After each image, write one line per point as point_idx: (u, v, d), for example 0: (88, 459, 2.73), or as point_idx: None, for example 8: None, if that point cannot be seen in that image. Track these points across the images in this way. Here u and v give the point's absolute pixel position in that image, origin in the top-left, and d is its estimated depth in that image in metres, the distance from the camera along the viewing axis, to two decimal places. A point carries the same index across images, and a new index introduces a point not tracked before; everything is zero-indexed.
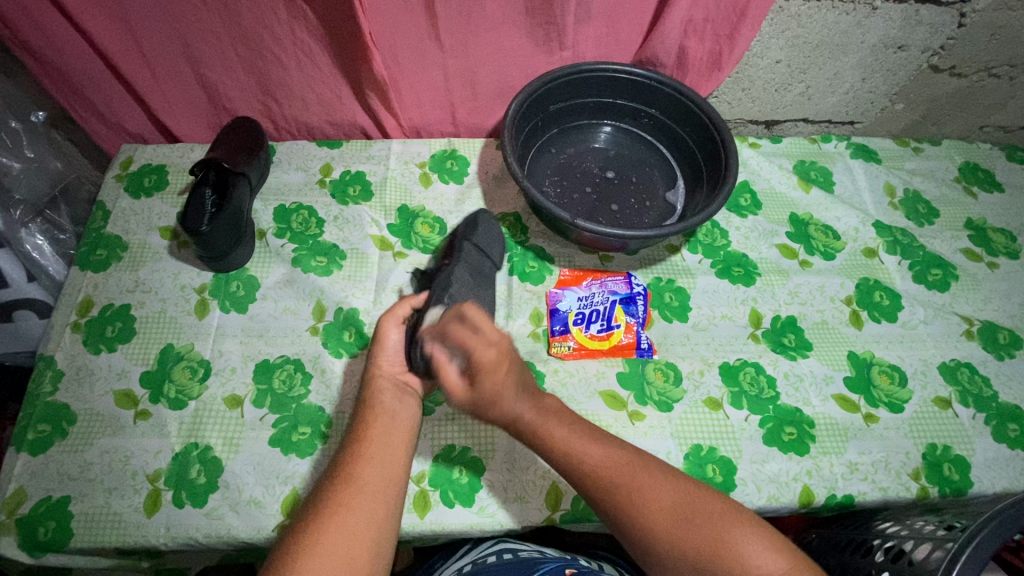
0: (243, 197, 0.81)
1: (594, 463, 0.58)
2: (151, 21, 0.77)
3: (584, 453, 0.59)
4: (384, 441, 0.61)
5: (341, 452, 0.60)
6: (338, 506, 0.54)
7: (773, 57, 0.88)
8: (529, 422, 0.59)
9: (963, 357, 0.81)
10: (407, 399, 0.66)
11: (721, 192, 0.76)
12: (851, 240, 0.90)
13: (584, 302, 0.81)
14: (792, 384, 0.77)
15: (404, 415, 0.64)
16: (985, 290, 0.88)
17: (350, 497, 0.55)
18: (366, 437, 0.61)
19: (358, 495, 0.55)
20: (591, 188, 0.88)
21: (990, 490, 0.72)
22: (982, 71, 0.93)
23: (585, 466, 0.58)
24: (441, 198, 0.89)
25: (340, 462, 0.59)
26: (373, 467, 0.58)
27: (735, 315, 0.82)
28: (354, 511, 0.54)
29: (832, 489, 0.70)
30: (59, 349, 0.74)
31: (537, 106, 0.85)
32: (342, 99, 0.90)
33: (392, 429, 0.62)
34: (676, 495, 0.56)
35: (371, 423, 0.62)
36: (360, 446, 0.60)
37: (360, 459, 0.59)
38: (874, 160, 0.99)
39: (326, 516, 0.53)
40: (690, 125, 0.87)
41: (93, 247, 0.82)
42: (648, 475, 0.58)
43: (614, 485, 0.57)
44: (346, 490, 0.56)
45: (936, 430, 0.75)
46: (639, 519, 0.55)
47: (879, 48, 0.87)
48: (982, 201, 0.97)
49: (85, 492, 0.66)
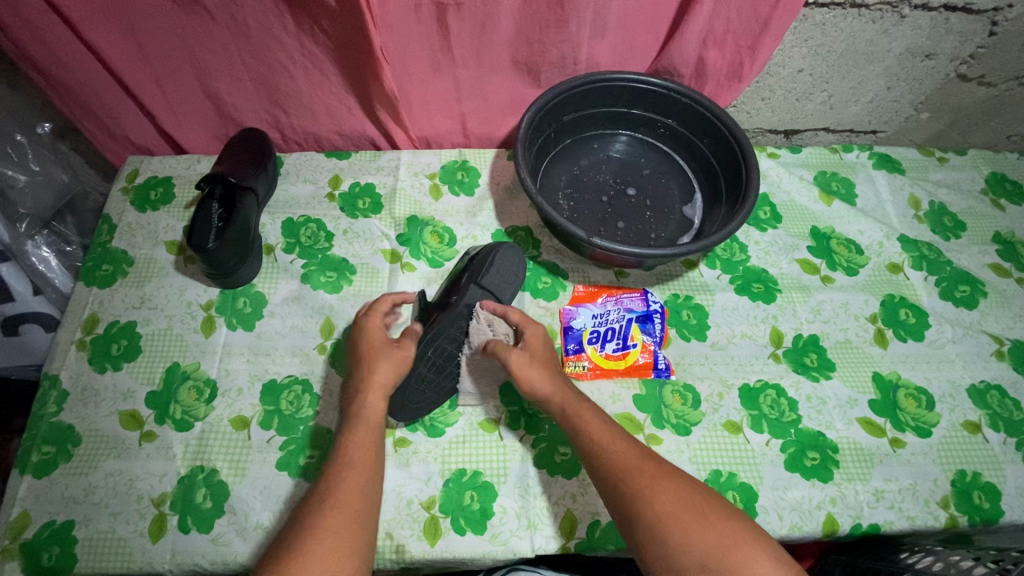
0: (250, 211, 0.78)
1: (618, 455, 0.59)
2: (156, 32, 0.75)
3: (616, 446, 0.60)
4: (369, 460, 0.59)
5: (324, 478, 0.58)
6: (326, 530, 0.52)
7: (795, 66, 0.85)
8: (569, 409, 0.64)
9: (992, 379, 0.78)
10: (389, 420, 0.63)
11: (743, 209, 0.73)
12: (873, 256, 0.87)
13: (599, 319, 0.78)
14: (815, 407, 0.74)
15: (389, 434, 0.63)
16: (1014, 307, 0.85)
17: (336, 522, 0.53)
18: (350, 457, 0.59)
19: (347, 518, 0.53)
20: (608, 203, 0.86)
21: (1020, 519, 0.69)
22: (1013, 79, 0.90)
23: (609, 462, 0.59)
24: (451, 209, 0.87)
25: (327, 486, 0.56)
26: (352, 488, 0.56)
27: (754, 334, 0.79)
28: (340, 536, 0.52)
29: (858, 518, 0.68)
30: (64, 368, 0.73)
31: (551, 117, 0.83)
32: (351, 109, 0.87)
33: (376, 449, 0.60)
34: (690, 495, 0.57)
35: (350, 445, 0.60)
36: (340, 466, 0.58)
37: (348, 479, 0.57)
38: (896, 170, 0.95)
39: (311, 546, 0.50)
40: (710, 137, 0.84)
41: (99, 262, 0.80)
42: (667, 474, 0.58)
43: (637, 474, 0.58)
44: (331, 515, 0.53)
45: (967, 456, 0.73)
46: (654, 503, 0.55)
47: (907, 56, 0.84)
48: (1010, 213, 0.93)
49: (89, 516, 0.64)
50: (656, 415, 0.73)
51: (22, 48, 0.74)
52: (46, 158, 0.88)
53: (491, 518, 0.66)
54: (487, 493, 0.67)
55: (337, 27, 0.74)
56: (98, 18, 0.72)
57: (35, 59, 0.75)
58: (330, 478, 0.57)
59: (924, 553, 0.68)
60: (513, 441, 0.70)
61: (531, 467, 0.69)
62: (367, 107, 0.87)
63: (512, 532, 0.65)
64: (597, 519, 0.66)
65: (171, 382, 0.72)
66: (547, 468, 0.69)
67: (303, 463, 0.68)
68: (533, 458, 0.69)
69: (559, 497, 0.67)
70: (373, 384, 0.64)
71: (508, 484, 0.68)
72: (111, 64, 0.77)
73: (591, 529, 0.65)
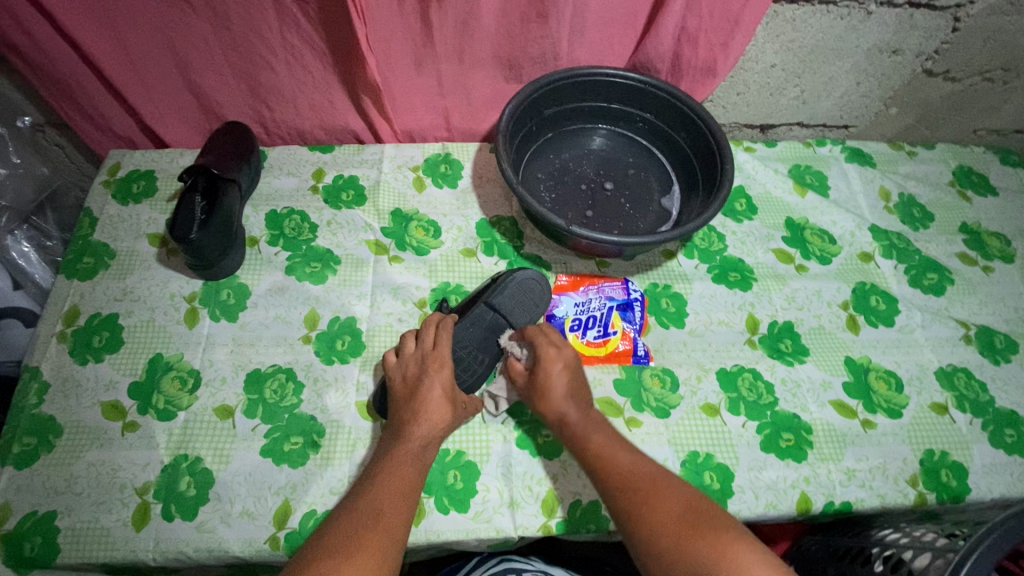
0: (234, 203, 0.79)
1: (613, 467, 0.60)
2: (142, 26, 0.76)
3: (614, 459, 0.61)
4: (410, 468, 0.62)
5: (361, 496, 0.59)
6: (360, 546, 0.53)
7: (768, 61, 0.88)
8: (576, 427, 0.64)
9: (959, 362, 0.81)
10: (432, 451, 0.65)
11: (718, 199, 0.75)
12: (846, 245, 0.90)
13: (580, 308, 0.80)
14: (790, 390, 0.77)
15: (429, 464, 0.64)
16: (980, 294, 0.88)
17: (368, 541, 0.53)
18: (386, 479, 0.60)
19: (382, 538, 0.54)
20: (587, 196, 0.87)
21: (986, 496, 0.72)
22: (977, 75, 0.93)
23: (606, 472, 0.60)
24: (435, 202, 0.88)
25: (364, 506, 0.57)
26: (388, 490, 0.59)
27: (731, 320, 0.81)
28: (377, 533, 0.55)
29: (830, 496, 0.70)
30: (45, 360, 0.72)
31: (532, 110, 0.84)
32: (335, 103, 0.88)
33: (416, 461, 0.63)
34: (682, 505, 0.55)
35: (397, 449, 0.63)
36: (387, 467, 0.61)
37: (388, 504, 0.58)
38: (867, 163, 0.99)
39: (346, 559, 0.51)
40: (688, 130, 0.86)
41: (80, 255, 0.80)
42: (660, 486, 0.58)
43: (627, 490, 0.58)
44: (365, 537, 0.54)
45: (934, 434, 0.75)
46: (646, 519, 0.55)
47: (874, 52, 0.87)
48: (975, 204, 0.97)
49: (71, 506, 0.64)
50: (635, 400, 0.74)
51: (8, 39, 0.74)
52: (26, 150, 0.89)
53: (473, 499, 0.67)
54: (469, 474, 0.68)
55: (325, 25, 0.76)
56: (83, 11, 0.73)
57: (22, 50, 0.75)
58: (364, 499, 0.58)
59: (894, 530, 0.70)
60: (496, 425, 0.71)
61: (513, 448, 0.70)
62: (351, 100, 0.88)
63: (494, 509, 0.66)
64: (578, 499, 0.67)
65: (156, 372, 0.73)
66: (529, 450, 0.70)
67: (287, 449, 0.69)
68: (515, 439, 0.70)
69: (541, 478, 0.68)
70: (425, 421, 0.65)
71: (492, 464, 0.69)
72: (94, 59, 0.77)
73: (571, 510, 0.67)
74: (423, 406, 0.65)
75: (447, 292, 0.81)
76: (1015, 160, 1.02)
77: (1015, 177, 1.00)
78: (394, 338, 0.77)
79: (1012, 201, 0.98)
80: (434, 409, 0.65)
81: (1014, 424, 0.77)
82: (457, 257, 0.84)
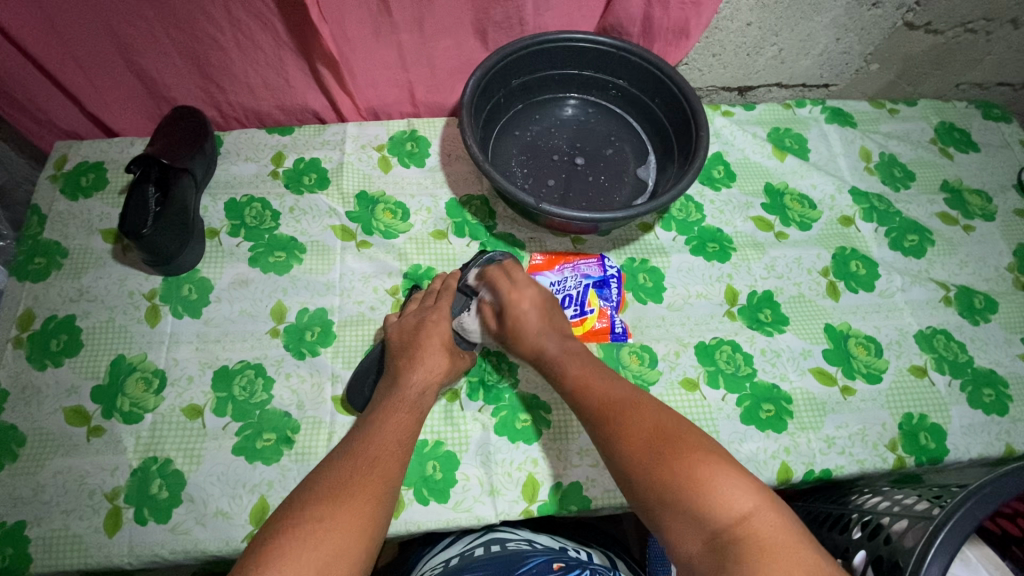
0: (188, 193, 0.75)
1: (596, 393, 0.61)
2: (73, 11, 0.70)
3: (597, 388, 0.61)
4: (405, 421, 0.61)
5: (352, 447, 0.57)
6: (355, 489, 0.53)
7: (744, 19, 0.83)
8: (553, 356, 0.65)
9: (939, 324, 0.81)
10: (430, 399, 0.64)
11: (692, 169, 0.72)
12: (826, 210, 0.88)
13: (556, 287, 0.78)
14: (770, 360, 0.76)
15: (426, 410, 0.64)
16: (959, 254, 0.87)
17: (363, 486, 0.53)
18: (384, 427, 0.59)
19: (377, 483, 0.54)
20: (559, 169, 0.84)
21: (964, 456, 0.72)
22: (960, 27, 0.89)
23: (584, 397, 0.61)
24: (401, 182, 0.85)
25: (357, 457, 0.56)
26: (380, 445, 0.57)
27: (710, 293, 0.80)
28: (368, 484, 0.54)
29: (810, 464, 0.70)
30: (2, 367, 0.70)
31: (498, 81, 0.80)
32: (291, 81, 0.84)
33: (412, 414, 0.62)
34: (659, 427, 0.56)
35: (391, 403, 0.62)
36: (379, 422, 0.60)
37: (383, 448, 0.57)
38: (847, 123, 0.96)
39: (338, 512, 0.50)
40: (663, 97, 0.82)
41: (30, 255, 0.76)
42: (641, 408, 0.58)
43: (610, 413, 0.58)
44: (358, 482, 0.53)
45: (913, 398, 0.75)
46: (625, 438, 0.56)
47: (854, 6, 0.83)
48: (955, 162, 0.95)
49: (41, 515, 0.63)
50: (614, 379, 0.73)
51: None
52: None
53: (453, 488, 0.66)
54: (448, 462, 0.67)
55: None
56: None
57: None
58: (360, 444, 0.57)
59: (873, 493, 0.70)
60: (472, 413, 0.70)
61: (492, 435, 0.69)
62: (309, 78, 0.83)
63: (474, 498, 0.66)
64: (558, 484, 0.67)
65: (118, 374, 0.70)
66: (508, 435, 0.69)
67: (259, 446, 0.67)
68: (493, 426, 0.69)
69: (520, 463, 0.68)
70: (423, 370, 0.65)
71: (471, 453, 0.68)
72: (23, 46, 0.72)
73: (552, 494, 0.66)
74: (419, 353, 0.65)
75: (419, 276, 0.79)
76: (996, 115, 1.00)
77: (997, 132, 0.98)
78: (366, 327, 0.75)
79: (993, 157, 0.96)
80: (430, 356, 0.66)
81: (992, 384, 0.77)
82: (427, 239, 0.81)
